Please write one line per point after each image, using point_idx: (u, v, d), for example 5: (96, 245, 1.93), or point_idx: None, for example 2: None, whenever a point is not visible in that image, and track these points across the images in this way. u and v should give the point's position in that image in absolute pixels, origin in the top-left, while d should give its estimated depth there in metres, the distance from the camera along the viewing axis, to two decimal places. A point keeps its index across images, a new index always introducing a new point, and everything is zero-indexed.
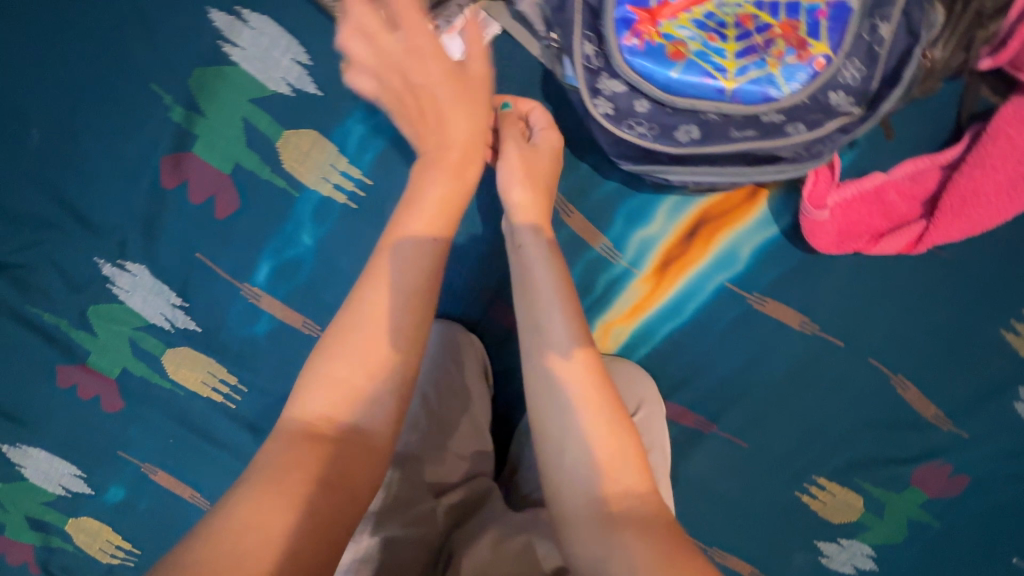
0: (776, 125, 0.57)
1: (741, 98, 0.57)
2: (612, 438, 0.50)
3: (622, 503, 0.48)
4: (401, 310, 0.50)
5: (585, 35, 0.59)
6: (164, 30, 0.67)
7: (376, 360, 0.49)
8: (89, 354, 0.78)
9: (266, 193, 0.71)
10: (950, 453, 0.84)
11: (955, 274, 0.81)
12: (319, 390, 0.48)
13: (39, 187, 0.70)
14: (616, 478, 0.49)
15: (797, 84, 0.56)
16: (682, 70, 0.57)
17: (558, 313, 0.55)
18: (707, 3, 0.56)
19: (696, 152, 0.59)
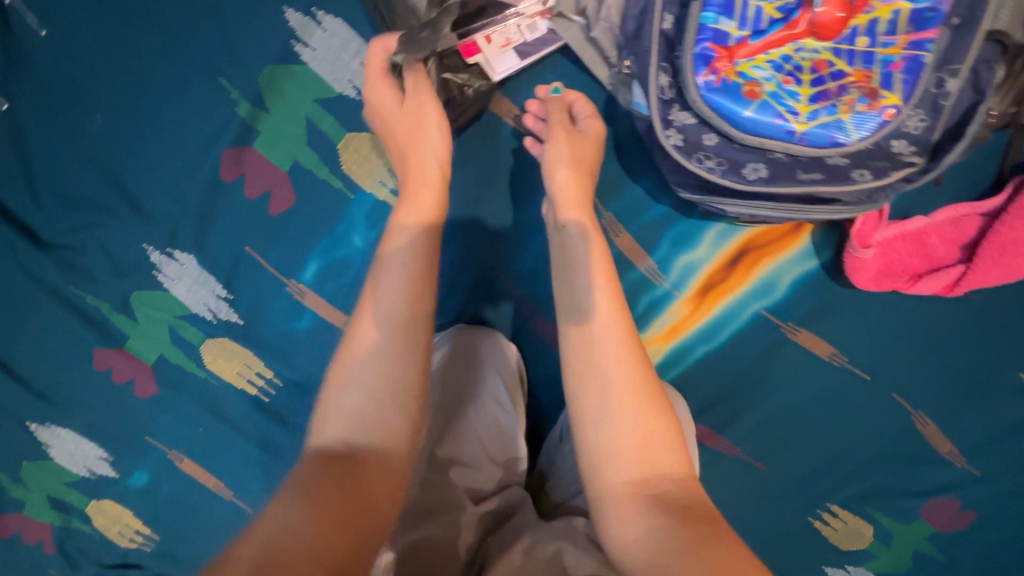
0: (841, 169, 0.59)
1: (809, 142, 0.59)
2: (652, 421, 0.51)
3: (662, 484, 0.49)
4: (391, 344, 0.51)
5: (661, 67, 0.61)
6: (236, 25, 0.67)
7: (376, 388, 0.49)
8: (126, 339, 0.78)
9: (323, 193, 0.72)
10: (961, 490, 0.86)
11: (981, 317, 0.83)
12: (331, 420, 0.49)
13: (98, 170, 0.71)
14: (653, 460, 0.50)
15: (865, 131, 0.58)
16: (756, 109, 0.60)
17: (600, 295, 0.55)
18: (786, 46, 0.59)
19: (761, 191, 0.60)
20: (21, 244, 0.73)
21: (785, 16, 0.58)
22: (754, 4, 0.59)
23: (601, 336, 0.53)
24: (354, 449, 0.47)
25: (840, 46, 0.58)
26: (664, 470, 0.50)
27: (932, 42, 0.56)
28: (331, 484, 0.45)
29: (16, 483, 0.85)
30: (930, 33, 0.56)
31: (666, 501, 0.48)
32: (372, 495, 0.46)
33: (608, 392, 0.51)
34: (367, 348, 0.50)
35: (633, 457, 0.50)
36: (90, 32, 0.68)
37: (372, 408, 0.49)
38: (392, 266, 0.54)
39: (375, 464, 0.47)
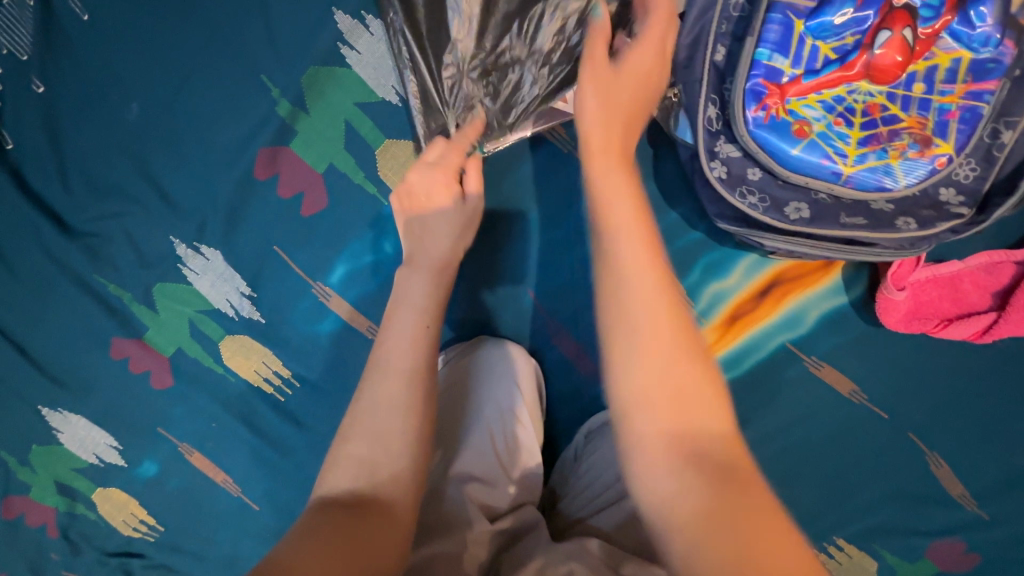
0: (885, 215, 0.59)
1: (855, 185, 0.59)
2: (684, 369, 0.41)
3: (698, 446, 0.39)
4: (397, 396, 0.52)
5: (710, 98, 0.61)
6: (282, 23, 0.66)
7: (383, 436, 0.51)
8: (146, 329, 0.77)
9: (356, 197, 0.71)
10: (969, 533, 0.84)
11: (1006, 363, 0.82)
12: (340, 469, 0.50)
13: (131, 160, 0.70)
14: (690, 414, 0.40)
15: (914, 178, 0.58)
16: (804, 149, 0.59)
17: (624, 230, 0.43)
18: (840, 87, 0.57)
19: (802, 230, 0.61)
20: (46, 228, 0.72)
21: (841, 57, 0.56)
22: (810, 42, 0.57)
23: (628, 267, 0.42)
24: (363, 495, 0.48)
25: (895, 91, 0.56)
26: (703, 427, 0.40)
27: (992, 93, 0.54)
28: (341, 528, 0.45)
29: (22, 466, 0.84)
30: (990, 84, 0.54)
31: (706, 465, 0.39)
32: (375, 537, 0.45)
33: (634, 335, 0.41)
34: (378, 402, 0.52)
35: (665, 411, 0.40)
36: (135, 20, 0.67)
37: (379, 454, 0.50)
38: (406, 321, 0.57)
39: (380, 508, 0.47)
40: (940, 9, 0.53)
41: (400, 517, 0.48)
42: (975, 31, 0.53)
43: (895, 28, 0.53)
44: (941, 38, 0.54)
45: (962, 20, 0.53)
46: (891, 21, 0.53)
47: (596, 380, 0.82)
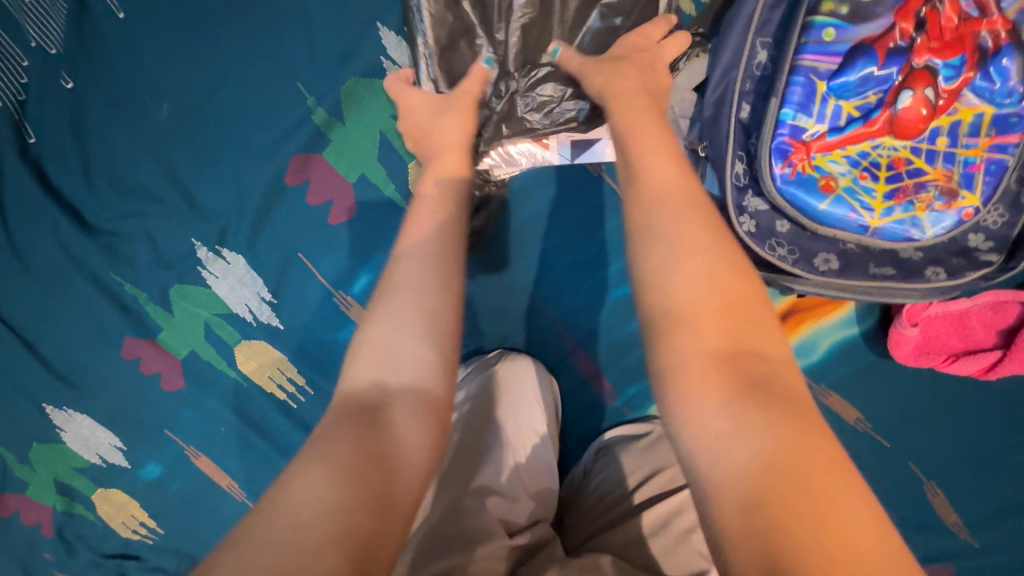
0: (914, 263, 0.62)
1: (885, 236, 0.60)
2: (729, 288, 0.40)
3: (751, 365, 0.38)
4: (418, 284, 0.48)
5: (737, 154, 0.63)
6: (322, 34, 0.67)
7: (408, 323, 0.46)
8: (160, 330, 0.76)
9: (384, 208, 0.70)
10: (960, 560, 0.85)
11: (1003, 397, 0.85)
12: (360, 361, 0.45)
13: (158, 160, 0.69)
14: (738, 334, 0.39)
15: (941, 229, 0.59)
16: (831, 204, 0.61)
17: (654, 156, 0.46)
18: (864, 143, 0.59)
19: (835, 281, 0.63)
20: (65, 224, 0.71)
21: (864, 114, 0.58)
22: (833, 101, 0.58)
23: (663, 204, 0.44)
24: (386, 392, 0.44)
25: (920, 144, 0.58)
26: (754, 348, 0.39)
27: (1015, 146, 0.56)
28: (356, 440, 0.40)
29: (22, 463, 0.82)
30: (1013, 137, 0.56)
31: (759, 380, 0.37)
32: (403, 438, 0.42)
33: (674, 257, 0.41)
34: (404, 286, 0.48)
35: (713, 329, 0.39)
36: (172, 22, 0.67)
37: (405, 345, 0.45)
38: (425, 213, 0.54)
39: (407, 403, 0.44)
40: (961, 67, 0.55)
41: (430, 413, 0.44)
42: (997, 87, 0.55)
43: (916, 88, 0.56)
44: (964, 94, 0.56)
45: (983, 77, 0.55)
46: (913, 81, 0.56)
47: (610, 399, 0.83)
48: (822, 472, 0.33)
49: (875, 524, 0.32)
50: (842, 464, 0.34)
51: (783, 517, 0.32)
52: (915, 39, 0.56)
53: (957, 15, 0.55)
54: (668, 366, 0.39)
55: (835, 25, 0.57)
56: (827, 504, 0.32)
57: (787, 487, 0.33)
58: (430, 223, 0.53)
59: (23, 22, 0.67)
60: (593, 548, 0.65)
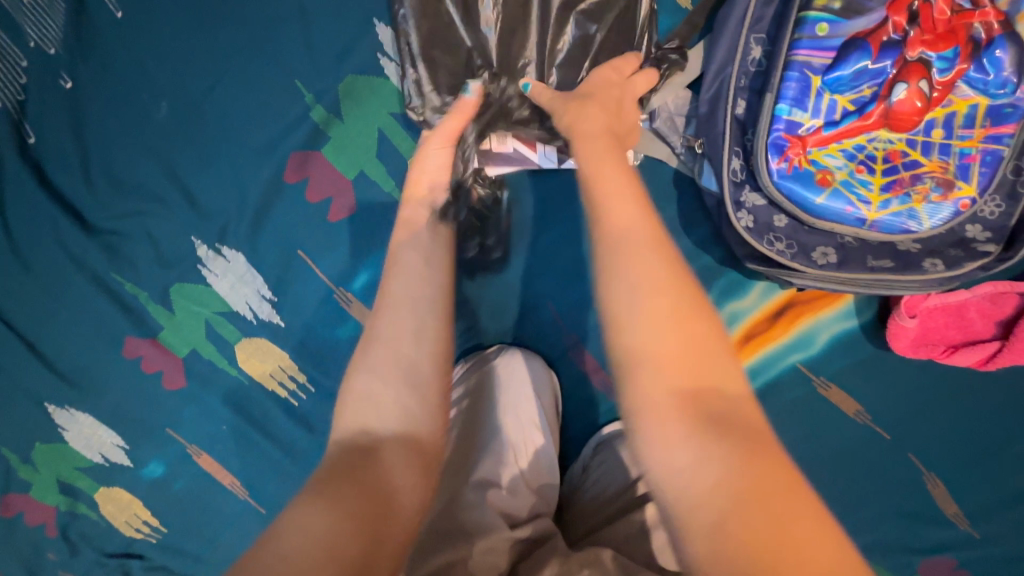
0: (913, 256, 0.61)
1: (881, 228, 0.60)
2: (692, 328, 0.40)
3: (715, 402, 0.39)
4: (397, 331, 0.52)
5: (733, 151, 0.63)
6: (320, 31, 0.67)
7: (390, 373, 0.49)
8: (161, 330, 0.76)
9: (383, 205, 0.71)
10: (959, 551, 0.86)
11: (1001, 388, 0.85)
12: (350, 406, 0.49)
13: (157, 159, 0.69)
14: (702, 372, 0.39)
15: (938, 220, 0.59)
16: (827, 197, 0.61)
17: (614, 193, 0.46)
18: (860, 136, 0.59)
19: (832, 275, 0.63)
20: (66, 224, 0.71)
21: (859, 108, 0.58)
22: (828, 96, 0.59)
23: (629, 245, 0.43)
24: (375, 438, 0.47)
25: (915, 137, 0.58)
26: (717, 384, 0.39)
27: (1011, 136, 0.57)
28: (349, 482, 0.43)
29: (25, 463, 0.83)
30: (1009, 127, 0.56)
31: (722, 417, 0.38)
32: (393, 482, 0.45)
33: (637, 297, 0.41)
34: (394, 334, 0.51)
35: (679, 369, 0.39)
36: (171, 21, 0.67)
37: (388, 395, 0.49)
38: (412, 261, 0.57)
39: (394, 449, 0.47)
40: (954, 60, 0.55)
41: (416, 456, 0.48)
42: (991, 78, 0.55)
43: (910, 81, 0.56)
44: (958, 85, 0.56)
45: (977, 68, 0.55)
46: (907, 75, 0.56)
47: (610, 393, 0.83)
48: (787, 506, 0.35)
49: (837, 553, 0.33)
50: (805, 495, 0.36)
51: (751, 554, 0.33)
52: (908, 32, 0.56)
53: (950, 8, 0.55)
54: (635, 407, 0.39)
55: (829, 20, 0.57)
56: (792, 541, 0.33)
57: (757, 525, 0.34)
58: (419, 271, 0.56)
59: (21, 22, 0.67)
60: (596, 543, 0.65)
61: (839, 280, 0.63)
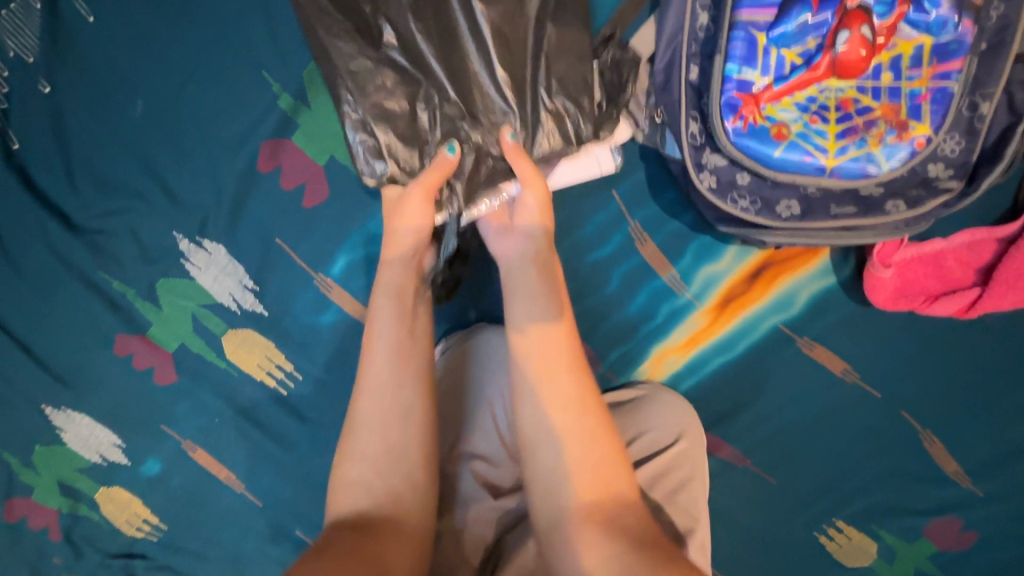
0: (876, 200, 0.61)
1: (841, 174, 0.60)
2: (589, 439, 0.54)
3: (611, 503, 0.52)
4: (380, 418, 0.57)
5: (691, 115, 0.64)
6: (282, 21, 0.69)
7: (378, 456, 0.55)
8: (149, 325, 0.78)
9: (356, 188, 0.73)
10: (962, 509, 0.87)
11: (991, 339, 0.85)
12: (346, 492, 0.55)
13: (135, 157, 0.71)
14: (602, 480, 0.53)
15: (897, 161, 0.59)
16: (785, 150, 0.61)
17: (531, 300, 0.61)
18: (810, 88, 0.60)
19: (797, 227, 0.63)
20: (54, 227, 0.74)
21: (806, 60, 0.59)
22: (775, 52, 0.60)
23: (540, 389, 0.56)
24: (370, 516, 0.53)
25: (864, 83, 0.59)
26: (611, 490, 0.53)
27: (959, 72, 0.57)
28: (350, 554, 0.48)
29: (26, 467, 0.85)
30: (956, 63, 0.57)
31: (615, 517, 0.51)
32: (389, 559, 0.49)
33: (548, 413, 0.55)
34: (375, 417, 0.57)
35: (582, 475, 0.53)
36: (139, 23, 0.69)
37: (378, 480, 0.55)
38: (383, 337, 0.61)
39: (389, 528, 0.52)
40: (892, 3, 0.57)
41: (408, 537, 0.53)
42: (931, 17, 0.56)
43: (852, 28, 0.56)
44: (900, 28, 0.57)
45: (917, 9, 0.56)
46: (849, 22, 0.56)
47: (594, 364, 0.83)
48: None
49: None
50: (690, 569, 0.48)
51: None
52: None
53: None
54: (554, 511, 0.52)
55: None
56: None
57: None
58: (391, 346, 0.60)
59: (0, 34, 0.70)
60: None
61: (804, 232, 0.63)
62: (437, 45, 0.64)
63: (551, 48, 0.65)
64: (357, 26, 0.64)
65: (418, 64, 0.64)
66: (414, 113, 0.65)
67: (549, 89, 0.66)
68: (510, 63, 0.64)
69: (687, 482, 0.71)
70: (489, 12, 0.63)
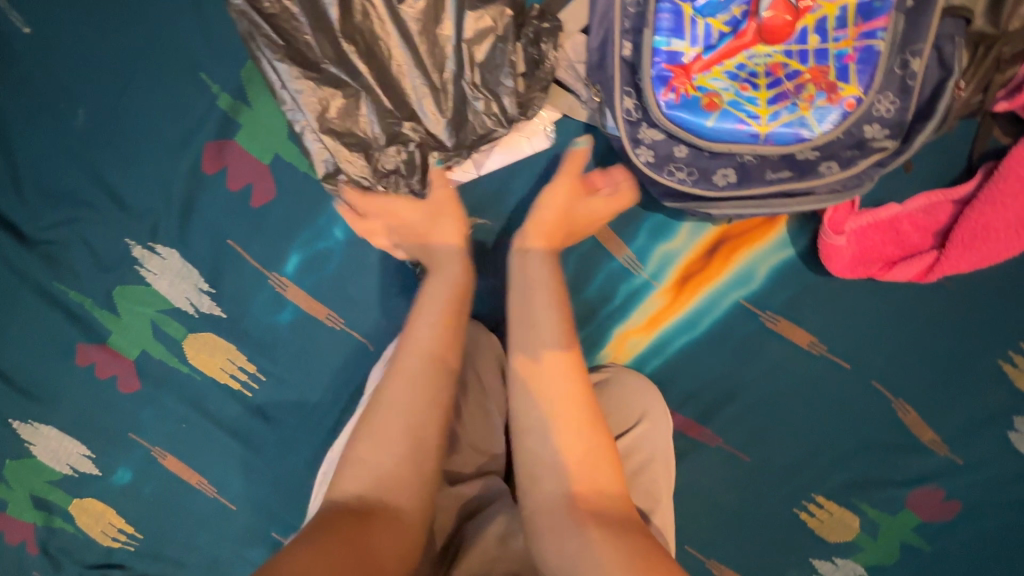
0: (811, 163, 0.61)
1: (775, 141, 0.61)
2: (590, 437, 0.53)
3: (605, 503, 0.50)
4: (401, 403, 0.53)
5: (625, 91, 0.63)
6: (217, 25, 0.71)
7: (397, 442, 0.52)
8: (109, 334, 0.79)
9: (302, 185, 0.74)
10: (942, 478, 0.86)
11: (958, 303, 0.84)
12: (351, 471, 0.51)
13: (84, 165, 0.73)
14: (598, 479, 0.51)
15: (829, 124, 0.60)
16: (717, 119, 0.61)
17: (547, 301, 0.61)
18: (739, 55, 0.61)
19: (735, 194, 0.62)
20: (9, 241, 0.75)
21: (733, 28, 0.60)
22: (701, 22, 0.61)
23: (549, 383, 0.55)
24: (371, 500, 0.49)
25: (790, 48, 0.60)
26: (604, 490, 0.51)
27: (885, 29, 0.57)
28: (347, 535, 0.45)
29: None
30: (880, 21, 0.58)
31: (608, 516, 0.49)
32: (386, 548, 0.46)
33: (555, 408, 0.54)
34: (394, 400, 0.54)
35: (581, 473, 0.51)
36: (79, 36, 0.71)
37: (390, 462, 0.51)
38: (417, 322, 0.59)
39: (389, 514, 0.48)
40: None
41: (406, 527, 0.49)
42: None
43: None
44: None
45: None
46: None
47: None
48: None
49: None
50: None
51: None
52: None
53: None
54: (552, 506, 0.50)
55: None
56: None
57: None
58: (419, 330, 0.58)
59: None
60: None
61: (742, 200, 0.63)
62: (367, 51, 0.64)
63: (475, 35, 0.65)
64: (288, 42, 0.63)
65: (351, 72, 0.65)
66: (354, 116, 0.65)
67: (480, 81, 0.66)
68: (439, 59, 0.66)
69: (647, 465, 0.71)
70: (411, 11, 0.64)
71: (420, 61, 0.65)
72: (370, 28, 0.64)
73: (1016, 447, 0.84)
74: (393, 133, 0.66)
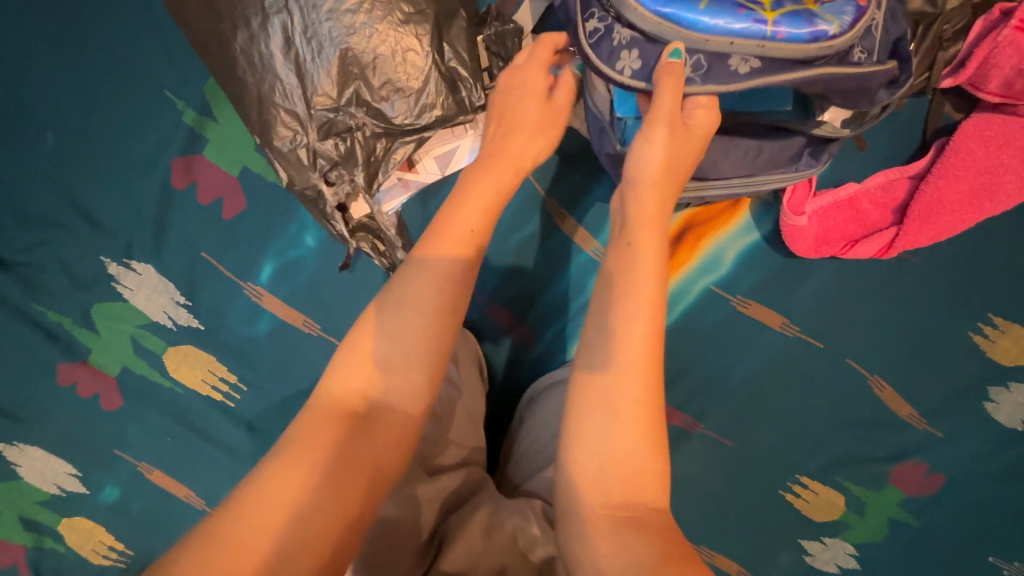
0: (839, 59, 0.55)
1: (787, 36, 0.52)
2: (640, 439, 0.43)
3: (639, 508, 0.42)
4: (424, 309, 0.47)
5: (591, 13, 0.57)
6: (178, 45, 0.73)
7: (411, 346, 0.46)
8: (89, 352, 0.80)
9: (271, 194, 0.76)
10: (923, 452, 0.87)
11: (925, 278, 0.85)
12: (352, 370, 0.45)
13: (60, 188, 0.75)
14: (638, 481, 0.43)
15: (846, 18, 0.53)
16: (710, 5, 0.52)
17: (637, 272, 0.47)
18: None
19: (756, 84, 0.54)
20: None
21: None
22: None
23: (609, 379, 0.44)
24: (372, 405, 0.44)
25: None
26: (642, 499, 0.42)
27: None
28: (338, 441, 0.42)
29: None
30: None
31: (639, 523, 0.41)
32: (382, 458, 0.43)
33: (607, 399, 0.44)
34: (413, 297, 0.47)
35: (617, 476, 0.42)
36: (47, 64, 0.74)
37: (402, 364, 0.45)
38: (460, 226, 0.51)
39: (388, 424, 0.44)
40: None
41: (403, 433, 0.45)
42: None
43: None
44: None
45: None
46: None
47: (532, 344, 0.83)
48: None
49: None
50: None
51: None
52: None
53: None
54: (577, 502, 0.43)
55: None
56: None
57: None
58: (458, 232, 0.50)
59: None
60: (528, 493, 0.67)
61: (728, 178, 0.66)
62: (308, 33, 0.63)
63: (410, 14, 0.63)
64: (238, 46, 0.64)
65: (291, 55, 0.63)
66: (295, 106, 0.65)
67: (410, 65, 0.64)
68: (376, 37, 0.63)
69: None
70: None
71: (351, 42, 0.62)
72: (299, 10, 0.62)
73: (994, 417, 0.85)
74: (326, 125, 0.66)
